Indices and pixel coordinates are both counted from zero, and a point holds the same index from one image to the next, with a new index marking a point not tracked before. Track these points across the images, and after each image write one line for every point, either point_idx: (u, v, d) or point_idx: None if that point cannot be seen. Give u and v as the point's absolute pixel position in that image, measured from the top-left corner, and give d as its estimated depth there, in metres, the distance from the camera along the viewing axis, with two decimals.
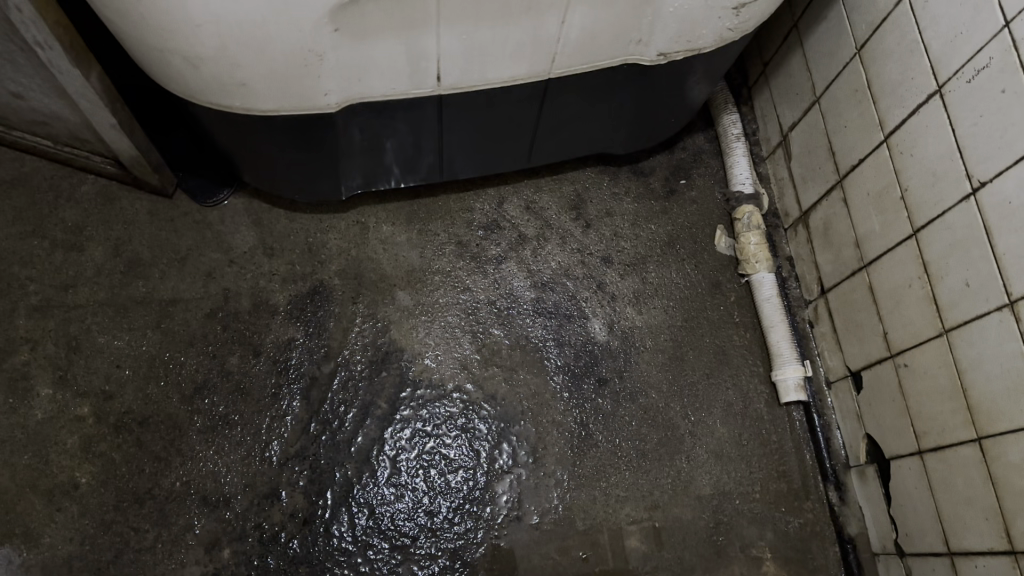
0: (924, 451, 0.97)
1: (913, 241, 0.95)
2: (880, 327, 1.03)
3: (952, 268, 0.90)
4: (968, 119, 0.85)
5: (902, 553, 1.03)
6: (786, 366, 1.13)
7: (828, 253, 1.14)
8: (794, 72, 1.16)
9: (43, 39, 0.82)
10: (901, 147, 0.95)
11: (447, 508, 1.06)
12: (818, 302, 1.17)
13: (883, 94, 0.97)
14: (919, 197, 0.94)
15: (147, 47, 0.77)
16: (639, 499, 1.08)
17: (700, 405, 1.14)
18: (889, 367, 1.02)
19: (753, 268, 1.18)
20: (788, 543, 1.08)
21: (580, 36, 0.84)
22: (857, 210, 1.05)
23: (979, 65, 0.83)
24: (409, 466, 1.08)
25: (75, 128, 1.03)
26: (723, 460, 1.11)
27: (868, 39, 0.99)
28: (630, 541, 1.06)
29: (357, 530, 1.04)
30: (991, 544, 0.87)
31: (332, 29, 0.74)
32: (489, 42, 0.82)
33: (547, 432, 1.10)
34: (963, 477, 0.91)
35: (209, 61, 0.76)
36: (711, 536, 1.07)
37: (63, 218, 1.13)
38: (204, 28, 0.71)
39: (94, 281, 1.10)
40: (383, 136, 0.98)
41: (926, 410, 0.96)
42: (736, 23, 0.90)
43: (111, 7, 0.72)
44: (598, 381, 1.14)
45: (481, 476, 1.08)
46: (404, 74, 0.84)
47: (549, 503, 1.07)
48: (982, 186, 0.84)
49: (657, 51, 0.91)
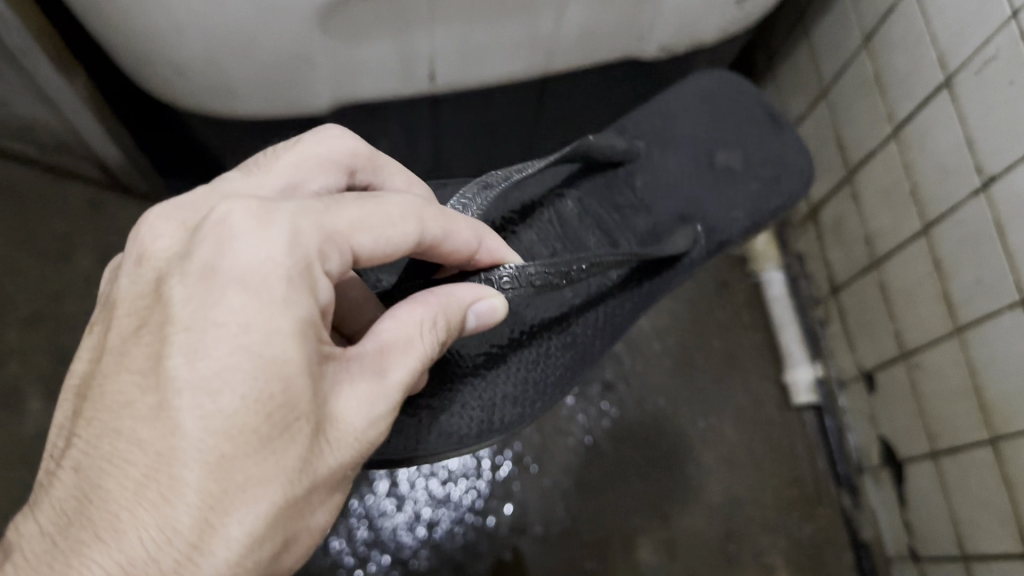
0: (938, 453, 0.94)
1: (924, 238, 0.92)
2: (892, 326, 1.00)
3: (965, 267, 0.86)
4: (978, 113, 0.82)
5: (917, 558, 1.00)
6: (796, 367, 1.10)
7: (838, 250, 1.10)
8: (801, 65, 1.13)
9: (26, 46, 0.80)
10: (911, 142, 0.92)
11: (448, 519, 1.03)
12: (828, 302, 1.14)
13: (892, 86, 0.94)
14: (929, 192, 0.91)
15: (130, 53, 0.74)
16: (647, 507, 1.05)
17: (709, 409, 1.11)
18: (902, 367, 0.99)
19: (762, 266, 1.17)
20: (802, 550, 1.06)
21: (577, 33, 0.81)
22: (867, 208, 1.02)
23: (988, 56, 0.79)
24: (408, 476, 1.05)
25: (61, 135, 1.00)
26: (733, 466, 1.08)
27: (875, 31, 0.96)
28: (640, 551, 1.03)
29: (357, 543, 1.01)
30: (1006, 549, 0.84)
31: (322, 32, 0.71)
32: (483, 41, 0.79)
33: (551, 439, 1.07)
34: (977, 480, 0.88)
35: (194, 67, 0.74)
36: (722, 545, 1.04)
37: (52, 227, 1.10)
38: (188, 32, 0.68)
39: (84, 291, 1.07)
40: (378, 137, 0.95)
41: (941, 412, 0.93)
42: (738, 17, 0.87)
43: (88, 12, 0.70)
44: (603, 385, 1.11)
45: (483, 484, 1.05)
46: (395, 75, 0.81)
47: (555, 512, 1.04)
48: (993, 180, 0.81)
49: (657, 45, 0.88)
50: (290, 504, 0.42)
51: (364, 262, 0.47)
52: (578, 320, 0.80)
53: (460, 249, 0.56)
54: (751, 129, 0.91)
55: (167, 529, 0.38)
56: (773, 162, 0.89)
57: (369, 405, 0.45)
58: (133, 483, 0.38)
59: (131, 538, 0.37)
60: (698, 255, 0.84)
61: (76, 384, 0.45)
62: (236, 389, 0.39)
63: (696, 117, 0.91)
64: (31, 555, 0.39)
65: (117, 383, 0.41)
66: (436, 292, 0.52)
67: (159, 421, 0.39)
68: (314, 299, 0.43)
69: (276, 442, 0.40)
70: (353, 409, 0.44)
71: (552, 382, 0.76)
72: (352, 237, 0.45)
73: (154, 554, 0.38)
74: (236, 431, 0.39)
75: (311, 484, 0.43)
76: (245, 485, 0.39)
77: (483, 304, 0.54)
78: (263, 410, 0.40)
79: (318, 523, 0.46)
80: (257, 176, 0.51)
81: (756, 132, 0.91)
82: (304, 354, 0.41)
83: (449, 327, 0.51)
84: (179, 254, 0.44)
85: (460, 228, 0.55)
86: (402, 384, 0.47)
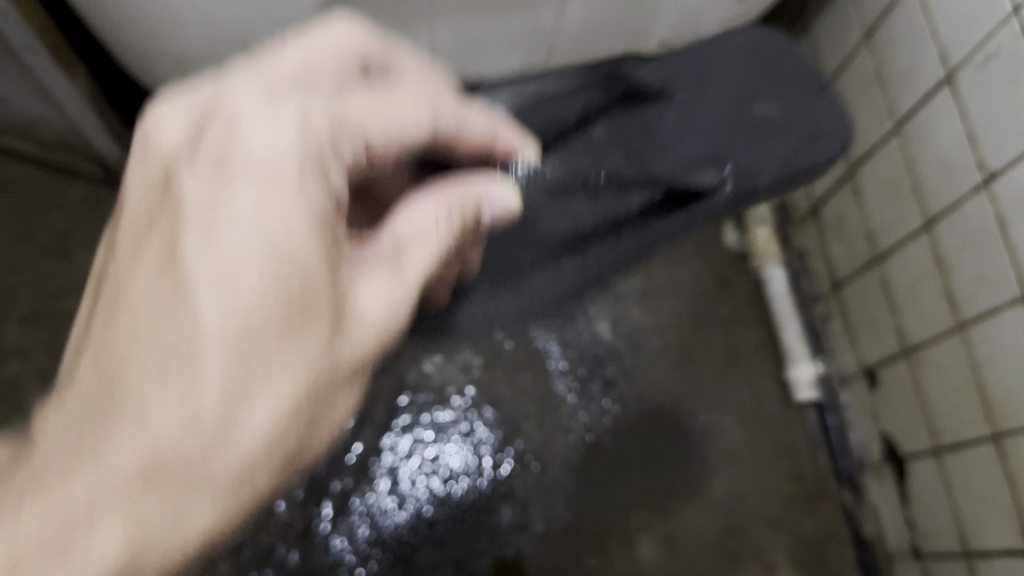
0: (940, 449, 0.94)
1: (926, 234, 0.92)
2: (893, 322, 1.00)
3: (966, 262, 0.86)
4: (979, 108, 0.82)
5: (919, 554, 1.00)
6: (798, 364, 1.10)
7: (839, 247, 1.10)
8: None
9: (27, 44, 0.80)
10: (912, 138, 0.92)
11: (449, 517, 1.03)
12: (830, 298, 1.14)
13: (893, 82, 0.94)
14: (930, 188, 0.90)
15: (130, 49, 0.74)
16: (649, 504, 1.05)
17: (710, 405, 1.11)
18: (904, 364, 0.99)
19: (764, 262, 1.15)
20: (804, 547, 1.05)
21: (579, 28, 0.81)
22: (869, 203, 1.02)
23: (989, 52, 0.79)
24: (410, 474, 1.04)
25: (60, 131, 1.00)
26: (735, 463, 1.08)
27: (876, 26, 0.95)
28: (641, 547, 1.03)
29: (357, 541, 1.01)
30: (1009, 545, 0.84)
31: None
32: (484, 35, 0.79)
33: (551, 436, 1.07)
34: (979, 476, 0.88)
35: (194, 62, 0.74)
36: (723, 541, 1.04)
37: (51, 224, 1.09)
38: (188, 27, 0.69)
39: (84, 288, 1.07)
40: None
41: (942, 408, 0.93)
42: (738, 12, 0.87)
43: (89, 8, 0.69)
44: (604, 382, 1.11)
45: (483, 482, 1.04)
46: None
47: (555, 509, 1.04)
48: (994, 176, 0.81)
49: (658, 40, 0.88)
50: (308, 387, 0.45)
51: (375, 153, 0.53)
52: (628, 228, 0.83)
53: (475, 139, 0.63)
54: (810, 97, 0.83)
55: (190, 411, 0.42)
56: (832, 127, 0.81)
57: (386, 294, 0.49)
58: (154, 365, 0.42)
59: (153, 421, 0.41)
60: (725, 198, 0.79)
61: (97, 275, 0.51)
62: (255, 276, 0.43)
63: (751, 66, 0.86)
64: (65, 423, 0.44)
65: (137, 282, 0.45)
66: (453, 184, 0.57)
67: (179, 306, 0.43)
68: (325, 187, 0.47)
69: (295, 325, 0.44)
70: (372, 296, 0.49)
71: (609, 264, 0.87)
72: (362, 126, 0.51)
73: (182, 435, 0.42)
74: (258, 318, 0.43)
75: (335, 368, 0.47)
76: (268, 366, 0.44)
77: (498, 195, 0.59)
78: (282, 299, 0.44)
79: (343, 409, 0.50)
80: (267, 62, 0.52)
81: (814, 100, 0.83)
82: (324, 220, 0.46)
83: (464, 220, 0.56)
84: (191, 149, 0.49)
85: (473, 120, 0.63)
86: (419, 275, 0.51)
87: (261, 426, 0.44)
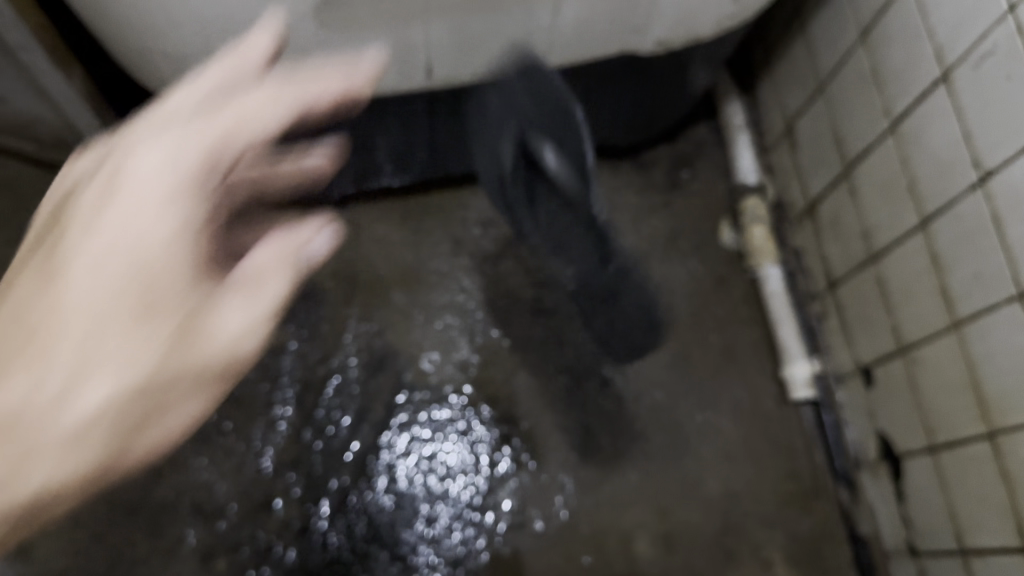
0: (936, 448, 0.94)
1: (922, 232, 0.92)
2: (890, 320, 1.00)
3: (962, 261, 0.87)
4: (975, 107, 0.82)
5: (915, 553, 1.00)
6: (794, 362, 1.10)
7: (835, 245, 1.10)
8: (798, 60, 1.13)
9: (25, 44, 0.81)
10: (908, 136, 0.92)
11: (447, 515, 1.03)
12: (826, 296, 1.14)
13: (888, 81, 0.94)
14: (926, 187, 0.91)
15: (126, 47, 0.74)
16: (646, 502, 1.05)
17: (706, 404, 1.11)
18: (900, 362, 0.99)
19: (759, 262, 1.15)
20: (799, 544, 1.06)
21: (573, 26, 0.81)
22: (864, 202, 1.02)
23: (985, 50, 0.79)
24: (408, 472, 1.05)
25: (57, 130, 1.00)
26: (731, 461, 1.08)
27: (872, 25, 0.96)
28: (638, 545, 1.03)
29: (355, 539, 1.01)
30: (1004, 543, 0.85)
31: (317, 23, 0.71)
32: (480, 34, 0.79)
33: (548, 434, 1.07)
34: (975, 474, 0.88)
35: (190, 60, 0.74)
36: (720, 539, 1.05)
37: None
38: (184, 25, 0.69)
39: None
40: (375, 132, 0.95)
41: (938, 406, 0.93)
42: (735, 11, 0.86)
43: (85, 5, 0.70)
44: (600, 381, 1.11)
45: (482, 481, 1.05)
46: (393, 70, 0.81)
47: (553, 507, 1.04)
48: (990, 175, 0.81)
49: (654, 40, 0.88)
50: (136, 389, 0.45)
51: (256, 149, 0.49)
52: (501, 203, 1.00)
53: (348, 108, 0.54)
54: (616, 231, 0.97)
55: (24, 390, 0.44)
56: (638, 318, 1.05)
57: (236, 311, 0.46)
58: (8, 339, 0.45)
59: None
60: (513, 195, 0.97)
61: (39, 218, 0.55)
62: (108, 271, 0.45)
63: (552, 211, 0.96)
64: None
65: (30, 261, 0.48)
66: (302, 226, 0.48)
67: (45, 286, 0.46)
68: (197, 199, 0.46)
69: (135, 327, 0.45)
70: (225, 321, 0.46)
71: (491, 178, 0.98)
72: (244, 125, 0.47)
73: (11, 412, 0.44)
74: (95, 311, 0.44)
75: (172, 377, 0.46)
76: (97, 364, 0.44)
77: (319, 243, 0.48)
78: (126, 298, 0.45)
79: (191, 419, 0.49)
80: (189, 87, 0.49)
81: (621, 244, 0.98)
82: (179, 254, 0.45)
83: (307, 266, 0.48)
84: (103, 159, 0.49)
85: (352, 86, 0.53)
86: (274, 302, 0.46)
87: (80, 417, 0.45)
